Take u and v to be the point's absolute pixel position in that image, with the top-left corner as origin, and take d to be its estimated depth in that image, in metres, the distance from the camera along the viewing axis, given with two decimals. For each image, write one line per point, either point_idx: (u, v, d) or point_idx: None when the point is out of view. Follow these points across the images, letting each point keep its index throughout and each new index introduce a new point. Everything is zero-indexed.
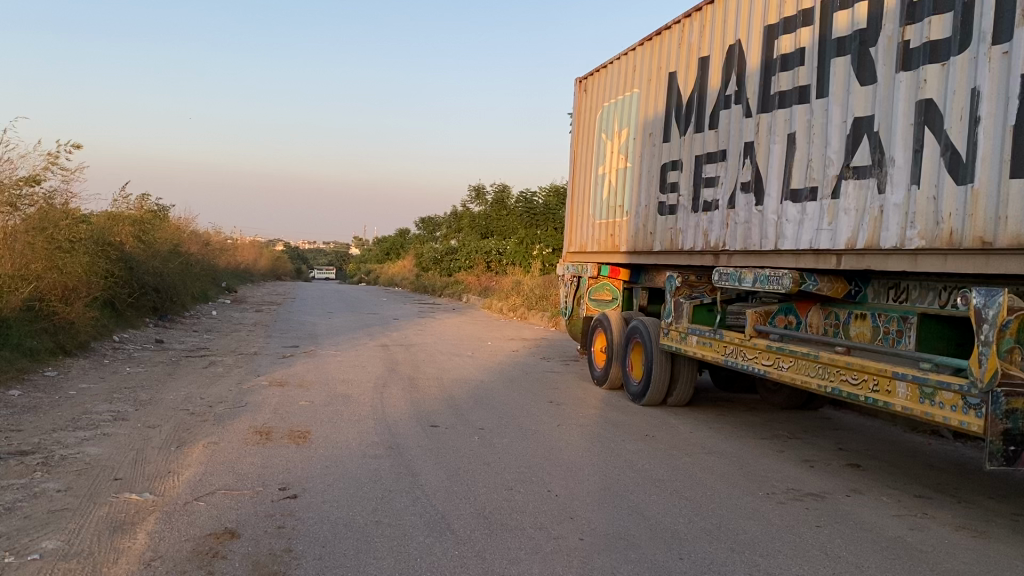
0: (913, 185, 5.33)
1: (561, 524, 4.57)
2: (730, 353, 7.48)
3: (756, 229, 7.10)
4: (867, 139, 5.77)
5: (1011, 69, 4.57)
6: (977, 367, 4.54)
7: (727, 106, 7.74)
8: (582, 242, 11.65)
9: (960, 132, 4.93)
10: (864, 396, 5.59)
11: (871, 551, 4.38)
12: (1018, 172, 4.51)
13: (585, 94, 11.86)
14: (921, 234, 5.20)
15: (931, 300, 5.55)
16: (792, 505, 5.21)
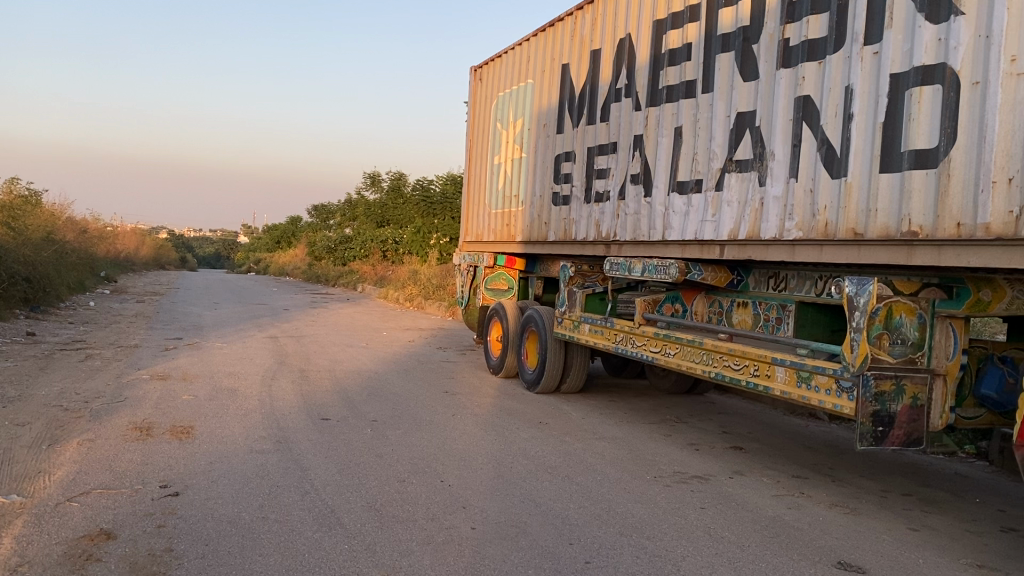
0: (791, 178, 5.54)
1: (453, 514, 4.56)
2: (620, 341, 7.63)
3: (645, 220, 7.25)
4: (749, 133, 5.97)
5: (881, 69, 4.81)
6: (850, 352, 4.80)
7: (617, 99, 7.86)
8: (477, 231, 11.66)
9: (834, 128, 5.17)
10: (746, 381, 5.80)
11: (751, 531, 4.55)
12: (886, 166, 4.75)
13: (480, 83, 11.85)
14: (799, 225, 5.42)
15: (808, 289, 5.80)
16: (678, 488, 5.37)
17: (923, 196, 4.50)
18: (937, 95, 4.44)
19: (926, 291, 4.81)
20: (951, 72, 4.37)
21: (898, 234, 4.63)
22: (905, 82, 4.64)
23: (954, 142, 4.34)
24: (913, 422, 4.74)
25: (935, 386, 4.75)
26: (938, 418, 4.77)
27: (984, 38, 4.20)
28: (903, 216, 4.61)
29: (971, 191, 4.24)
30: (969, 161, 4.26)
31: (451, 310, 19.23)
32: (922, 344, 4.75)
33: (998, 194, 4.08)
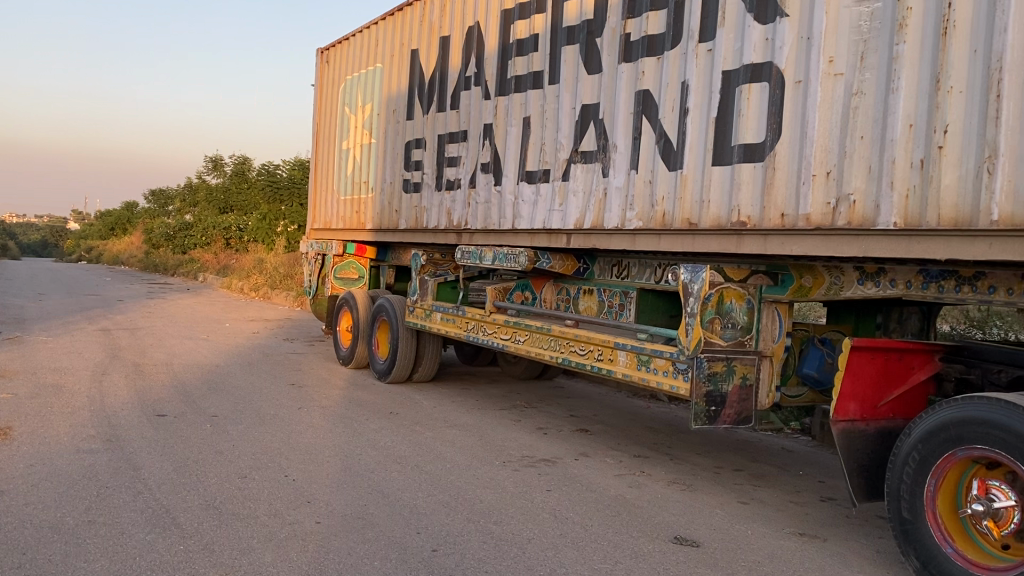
0: (632, 169, 5.72)
1: (297, 509, 4.45)
2: (471, 329, 7.65)
3: (495, 208, 7.30)
4: (594, 125, 6.12)
5: (714, 66, 5.04)
6: (684, 336, 5.06)
7: (466, 87, 7.87)
8: (325, 218, 11.39)
9: (671, 122, 5.37)
10: (590, 365, 5.97)
11: (594, 510, 4.70)
12: (718, 159, 4.98)
13: (327, 66, 11.57)
14: (639, 215, 5.62)
15: (648, 276, 6.05)
16: (525, 472, 5.46)
17: (751, 188, 4.76)
18: (764, 92, 4.70)
19: (754, 278, 5.11)
20: (776, 71, 4.63)
21: (729, 223, 4.89)
22: (735, 80, 4.88)
23: (779, 137, 4.61)
24: (743, 401, 5.05)
25: (762, 367, 5.06)
26: (766, 397, 5.08)
27: (806, 39, 4.48)
28: (734, 207, 4.86)
29: (794, 184, 4.51)
30: (793, 156, 4.53)
31: (299, 300, 18.75)
32: (751, 327, 5.06)
33: (818, 187, 4.37)
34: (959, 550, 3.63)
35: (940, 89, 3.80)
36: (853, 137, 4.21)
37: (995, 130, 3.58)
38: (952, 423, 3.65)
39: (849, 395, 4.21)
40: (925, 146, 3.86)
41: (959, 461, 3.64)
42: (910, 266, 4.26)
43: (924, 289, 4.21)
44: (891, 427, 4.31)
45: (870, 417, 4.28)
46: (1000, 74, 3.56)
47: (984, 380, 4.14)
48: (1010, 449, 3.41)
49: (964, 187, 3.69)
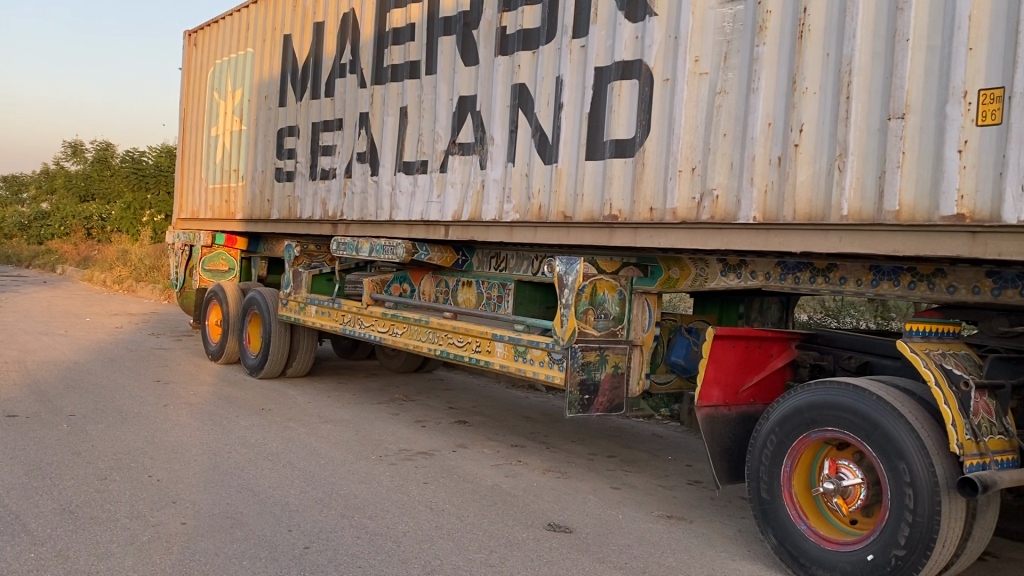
0: (509, 162, 5.76)
1: (161, 510, 4.28)
2: (347, 322, 7.51)
3: (371, 199, 7.20)
4: (471, 117, 6.13)
5: (587, 62, 5.14)
6: (560, 327, 5.13)
7: (342, 75, 7.72)
8: (194, 208, 10.95)
9: (546, 116, 5.44)
10: (468, 357, 5.99)
11: (470, 501, 4.72)
12: (591, 154, 5.08)
13: (195, 49, 11.12)
14: (516, 208, 5.67)
15: (525, 268, 6.11)
16: (402, 465, 5.43)
17: (622, 182, 4.88)
18: (635, 89, 4.83)
19: (625, 270, 5.27)
20: (646, 68, 4.76)
21: (602, 217, 5.00)
22: (607, 76, 4.99)
23: (649, 133, 4.74)
24: (615, 390, 5.20)
25: (633, 356, 5.23)
26: (636, 385, 5.25)
27: (673, 38, 4.62)
28: (606, 200, 4.97)
29: (662, 178, 4.65)
30: (661, 151, 4.67)
31: (166, 293, 17.99)
32: (622, 318, 5.23)
33: (684, 182, 4.52)
34: (812, 527, 3.85)
35: (796, 90, 4.00)
36: (716, 134, 4.37)
37: (845, 130, 3.80)
38: (806, 407, 3.86)
39: (712, 380, 4.40)
40: (783, 144, 4.06)
41: (813, 443, 3.86)
42: (769, 258, 4.47)
43: (782, 280, 4.44)
44: (751, 412, 4.53)
45: (732, 402, 4.48)
46: (850, 78, 3.78)
47: (835, 366, 4.40)
48: (858, 430, 3.64)
49: (818, 184, 3.91)
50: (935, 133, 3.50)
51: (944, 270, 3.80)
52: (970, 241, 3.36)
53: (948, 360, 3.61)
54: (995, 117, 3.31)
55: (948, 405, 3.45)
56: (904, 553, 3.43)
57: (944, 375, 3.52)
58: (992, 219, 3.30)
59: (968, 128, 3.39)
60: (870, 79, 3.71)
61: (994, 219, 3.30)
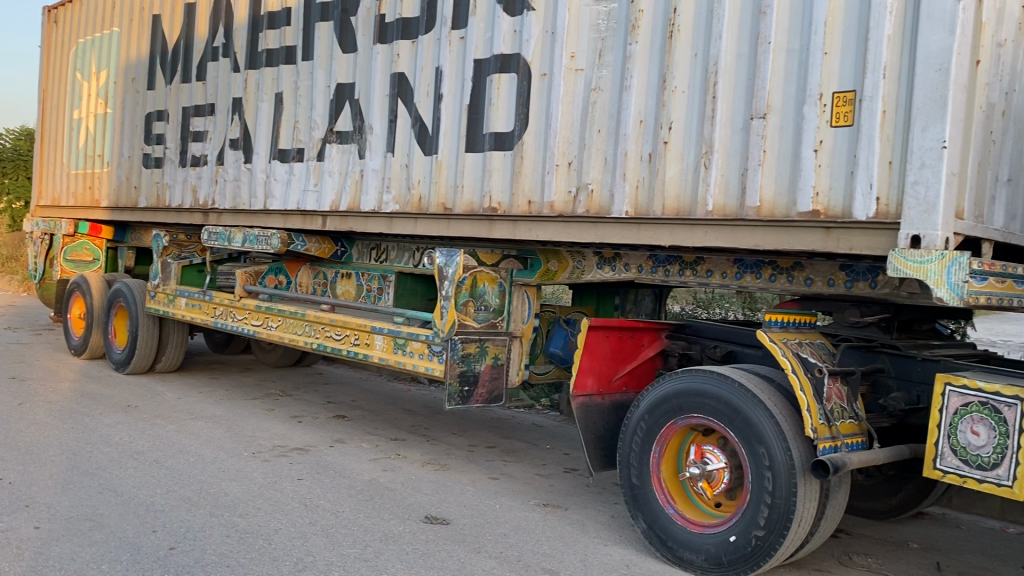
0: (388, 152, 5.70)
1: (12, 515, 4.03)
2: (220, 315, 7.26)
3: (245, 187, 6.98)
4: (349, 105, 6.03)
5: (466, 54, 5.14)
6: (440, 319, 5.11)
7: (214, 58, 7.44)
8: (54, 194, 10.34)
9: (426, 106, 5.41)
10: (346, 350, 5.89)
11: (346, 496, 4.66)
12: (470, 146, 5.09)
13: (55, 26, 10.49)
14: (395, 198, 5.62)
15: (406, 260, 6.08)
16: (276, 462, 5.30)
17: (501, 175, 4.91)
18: (513, 82, 4.86)
19: (505, 262, 5.31)
20: (524, 62, 4.80)
21: (481, 209, 5.01)
22: (486, 69, 5.00)
23: (527, 127, 4.78)
24: (495, 380, 5.21)
25: (513, 347, 5.27)
26: (516, 374, 5.28)
27: (550, 33, 4.67)
28: (485, 192, 4.99)
29: (539, 172, 4.71)
30: (538, 145, 4.72)
31: (25, 285, 16.96)
32: (502, 310, 5.26)
33: (560, 176, 4.58)
34: (680, 511, 3.98)
35: (666, 88, 4.11)
36: (591, 129, 4.45)
37: (711, 129, 3.93)
38: (674, 394, 4.00)
39: (587, 370, 4.49)
40: (653, 141, 4.17)
41: (680, 429, 4.00)
42: (642, 252, 4.59)
43: (653, 272, 4.57)
44: (624, 399, 4.67)
45: (605, 391, 4.59)
46: (716, 78, 3.91)
47: (702, 355, 4.54)
48: (721, 416, 3.79)
49: (686, 180, 4.04)
50: (793, 133, 3.67)
51: (801, 264, 4.01)
52: (824, 236, 3.55)
53: (804, 349, 3.82)
54: (848, 119, 3.50)
55: (803, 391, 3.62)
56: (763, 533, 3.61)
57: (800, 363, 3.71)
58: (844, 216, 3.50)
59: (824, 129, 3.57)
60: (735, 80, 3.86)
61: (846, 216, 3.50)
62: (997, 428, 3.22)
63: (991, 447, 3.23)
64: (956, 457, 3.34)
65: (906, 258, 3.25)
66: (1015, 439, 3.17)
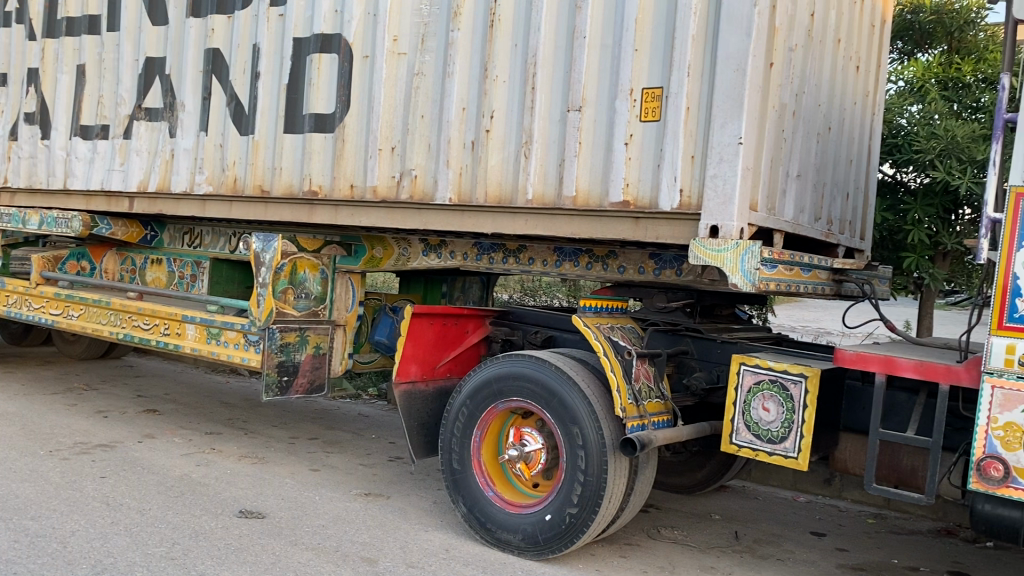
0: (201, 132, 5.44)
1: None
2: (13, 303, 6.68)
3: (42, 165, 6.46)
4: (159, 81, 5.70)
5: (285, 33, 4.98)
6: (256, 307, 4.90)
7: (6, 24, 6.82)
8: None
9: (243, 85, 5.20)
10: (156, 341, 5.59)
11: (154, 493, 4.42)
12: (290, 128, 4.93)
13: None
14: (209, 180, 5.37)
15: (222, 245, 5.84)
16: (77, 460, 4.96)
17: (321, 158, 4.79)
18: (334, 63, 4.75)
19: (328, 248, 5.19)
20: (345, 43, 4.71)
21: (300, 192, 4.88)
22: (306, 48, 4.87)
23: (348, 109, 4.70)
24: (316, 370, 5.08)
25: (335, 336, 5.16)
26: (339, 363, 5.18)
27: (372, 16, 4.61)
28: (304, 175, 4.86)
29: (361, 156, 4.63)
30: (360, 128, 4.65)
31: None
32: (325, 297, 5.12)
33: (383, 160, 4.53)
34: (498, 493, 4.05)
35: (487, 77, 4.15)
36: (414, 115, 4.43)
37: (530, 119, 4.01)
38: (494, 378, 4.05)
39: (410, 357, 4.46)
40: (475, 129, 4.20)
41: (500, 413, 4.06)
42: (466, 240, 4.62)
43: (478, 260, 4.62)
44: (446, 386, 4.67)
45: (428, 378, 4.58)
46: (535, 69, 3.98)
47: (524, 341, 4.64)
48: (539, 399, 3.89)
49: (506, 168, 4.10)
50: (607, 125, 3.80)
51: (615, 252, 4.17)
52: (633, 226, 3.76)
53: (615, 333, 3.98)
54: (656, 114, 3.67)
55: (614, 372, 3.78)
56: (576, 510, 3.74)
57: (610, 346, 3.87)
58: (651, 207, 3.68)
59: (634, 123, 3.73)
60: (553, 72, 3.95)
61: (652, 206, 3.68)
62: (785, 404, 3.49)
63: (779, 421, 3.50)
64: (749, 432, 3.59)
65: (705, 246, 3.46)
66: (799, 413, 3.44)
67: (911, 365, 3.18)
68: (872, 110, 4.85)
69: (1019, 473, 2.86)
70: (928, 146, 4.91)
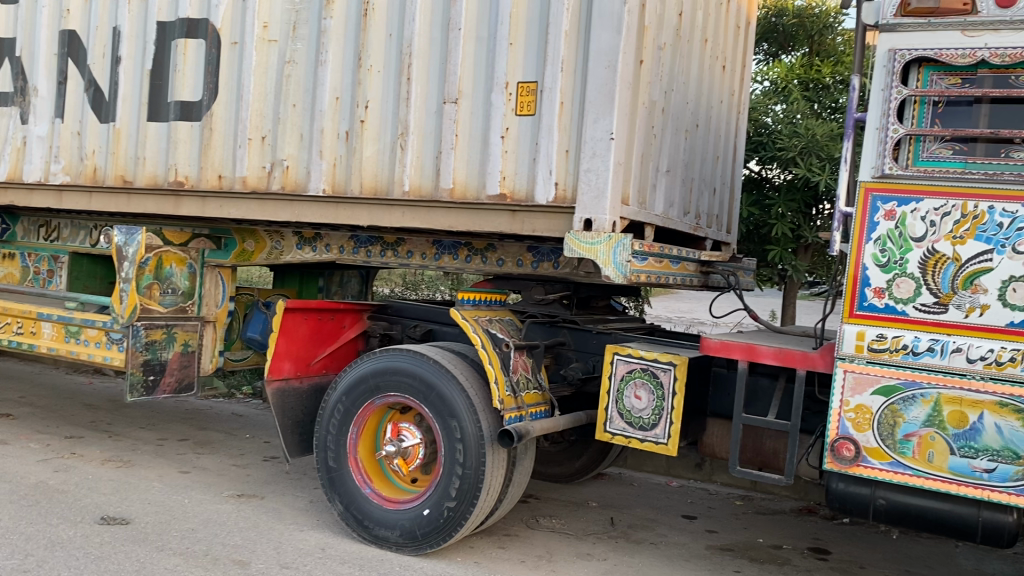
0: (56, 118, 5.12)
1: None
2: None
3: None
4: (9, 63, 5.33)
5: (148, 16, 4.75)
6: (118, 304, 4.68)
7: None
8: None
9: (102, 69, 4.93)
10: (8, 341, 5.25)
11: (5, 503, 4.15)
12: (153, 115, 4.72)
13: None
14: (66, 169, 5.07)
15: (82, 239, 5.53)
16: None
17: (187, 147, 4.60)
18: (201, 49, 4.57)
19: (195, 242, 4.98)
20: (212, 29, 4.54)
21: (165, 183, 4.68)
22: (170, 32, 4.66)
23: (216, 97, 4.52)
24: (184, 369, 4.88)
25: (205, 333, 4.97)
26: (208, 362, 5.00)
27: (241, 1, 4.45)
28: (170, 166, 4.65)
29: (230, 146, 4.48)
30: (229, 117, 4.49)
31: None
32: (192, 294, 4.93)
33: (253, 150, 4.39)
34: (376, 490, 4.00)
35: (361, 67, 4.08)
36: (285, 104, 4.30)
37: (406, 110, 3.96)
38: (371, 373, 3.99)
39: (283, 354, 4.34)
40: (349, 119, 4.12)
41: (377, 409, 4.01)
42: (343, 233, 4.54)
43: (354, 254, 4.54)
44: (322, 382, 4.58)
45: (303, 374, 4.47)
46: (410, 60, 3.94)
47: (403, 335, 4.61)
48: (417, 393, 3.86)
49: (382, 160, 4.04)
50: (482, 118, 3.81)
51: (493, 245, 4.19)
52: (510, 219, 3.77)
53: (493, 325, 3.99)
54: (531, 108, 3.70)
55: (491, 364, 3.79)
56: (455, 504, 3.73)
57: (489, 339, 3.87)
58: (527, 199, 3.71)
59: (510, 117, 3.74)
60: (428, 63, 3.92)
61: (529, 200, 3.71)
62: (656, 391, 3.59)
63: (650, 408, 3.59)
64: (622, 420, 3.67)
65: (579, 240, 3.51)
66: (669, 400, 3.54)
67: (771, 352, 3.32)
68: (737, 109, 5.03)
69: (869, 452, 3.05)
70: (790, 144, 5.15)
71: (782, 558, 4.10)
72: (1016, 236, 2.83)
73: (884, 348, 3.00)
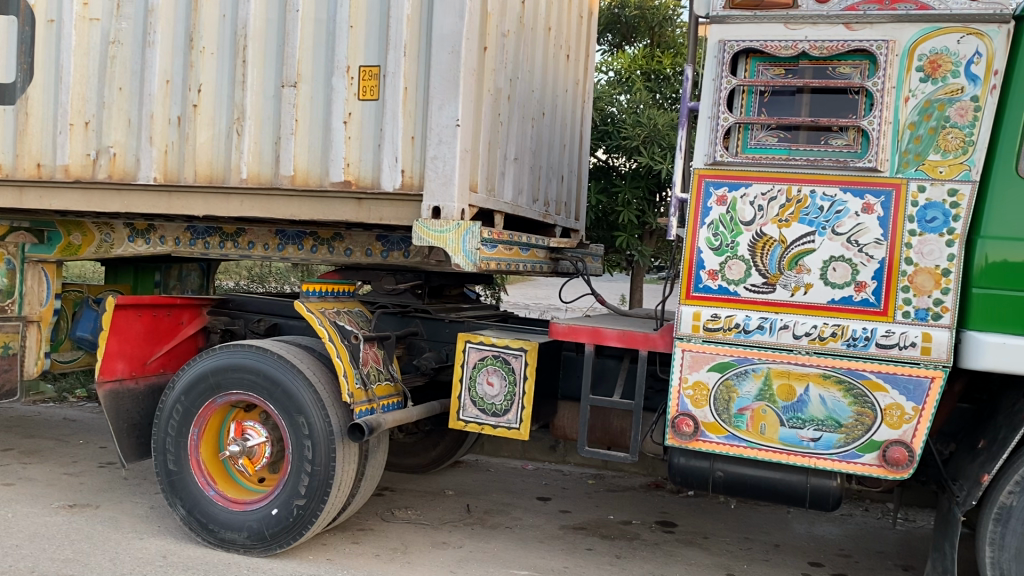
0: None
1: None
2: None
3: None
4: None
5: None
6: None
7: None
8: None
9: None
10: None
11: None
12: None
13: None
14: None
15: None
16: None
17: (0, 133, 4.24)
18: (13, 27, 4.22)
19: (13, 236, 4.62)
20: (25, 5, 4.19)
21: None
22: None
23: (31, 79, 4.19)
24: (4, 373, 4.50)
25: (28, 334, 4.60)
26: (33, 364, 4.61)
27: None
28: None
29: (49, 132, 4.16)
30: (47, 100, 4.17)
31: None
32: (11, 292, 4.59)
33: (75, 137, 4.10)
34: (220, 492, 3.84)
35: (193, 49, 3.87)
36: (110, 87, 4.03)
37: (241, 94, 3.79)
38: (211, 371, 3.82)
39: (115, 353, 4.08)
40: (181, 104, 3.90)
41: (219, 408, 3.85)
42: (177, 224, 4.31)
43: (191, 245, 4.33)
44: (159, 381, 4.35)
45: (138, 374, 4.23)
46: (245, 42, 3.78)
47: (246, 330, 4.44)
48: (261, 390, 3.72)
49: (217, 146, 3.86)
50: (324, 103, 3.70)
51: (340, 234, 4.10)
52: (355, 207, 3.69)
53: (341, 317, 3.88)
54: (374, 93, 3.63)
55: (340, 357, 3.69)
56: (304, 501, 3.63)
57: (336, 331, 3.77)
58: (373, 186, 3.64)
59: (352, 102, 3.66)
60: (265, 46, 3.77)
61: (374, 187, 3.65)
62: (507, 377, 3.61)
63: (502, 395, 3.62)
64: (475, 407, 3.67)
65: (428, 228, 3.48)
66: (520, 384, 3.58)
67: (615, 335, 3.39)
68: (582, 97, 5.12)
69: (707, 427, 3.18)
70: (634, 133, 5.30)
71: (632, 533, 4.23)
72: (835, 219, 3.01)
73: (718, 328, 3.13)
